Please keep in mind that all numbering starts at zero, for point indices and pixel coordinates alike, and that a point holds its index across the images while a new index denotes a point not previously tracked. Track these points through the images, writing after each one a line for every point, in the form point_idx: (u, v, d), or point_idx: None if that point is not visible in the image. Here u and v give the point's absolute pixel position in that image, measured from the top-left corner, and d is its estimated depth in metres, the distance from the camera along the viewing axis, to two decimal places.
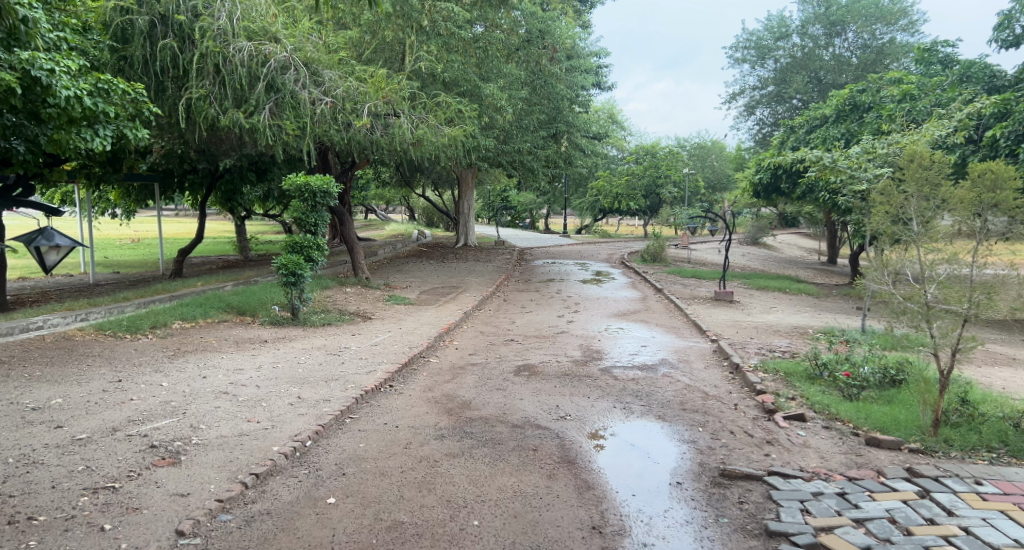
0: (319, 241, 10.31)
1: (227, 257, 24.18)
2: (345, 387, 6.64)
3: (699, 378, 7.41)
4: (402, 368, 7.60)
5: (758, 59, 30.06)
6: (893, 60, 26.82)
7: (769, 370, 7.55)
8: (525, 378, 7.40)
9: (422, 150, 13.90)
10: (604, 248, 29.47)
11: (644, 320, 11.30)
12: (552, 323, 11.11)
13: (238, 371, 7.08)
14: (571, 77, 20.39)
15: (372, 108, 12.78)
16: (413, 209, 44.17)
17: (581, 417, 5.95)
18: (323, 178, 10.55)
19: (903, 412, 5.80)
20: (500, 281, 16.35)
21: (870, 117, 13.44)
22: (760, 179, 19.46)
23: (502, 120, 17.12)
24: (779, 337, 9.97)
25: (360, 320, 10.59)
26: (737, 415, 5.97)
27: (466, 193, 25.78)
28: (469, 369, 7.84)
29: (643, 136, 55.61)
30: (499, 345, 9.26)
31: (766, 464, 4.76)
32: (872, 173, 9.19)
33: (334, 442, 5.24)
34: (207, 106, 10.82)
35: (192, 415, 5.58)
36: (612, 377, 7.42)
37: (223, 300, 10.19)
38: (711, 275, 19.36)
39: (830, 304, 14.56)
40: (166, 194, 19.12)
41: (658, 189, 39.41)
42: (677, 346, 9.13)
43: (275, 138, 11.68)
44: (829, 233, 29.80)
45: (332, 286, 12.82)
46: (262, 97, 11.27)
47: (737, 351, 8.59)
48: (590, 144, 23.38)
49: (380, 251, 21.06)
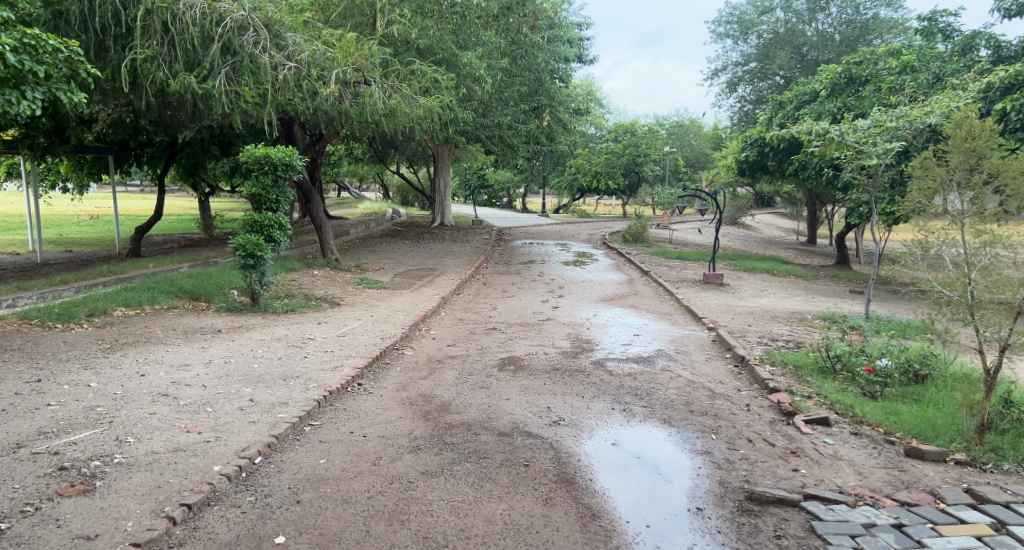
0: (281, 219, 9.38)
1: (190, 236, 22.93)
2: (306, 387, 5.80)
3: (702, 373, 6.71)
4: (372, 363, 6.79)
5: (741, 34, 29.28)
6: (877, 36, 26.31)
7: (777, 363, 6.88)
8: (511, 374, 6.64)
9: (395, 122, 12.93)
10: (585, 228, 28.82)
11: (634, 306, 10.60)
12: (536, 309, 10.36)
13: (183, 367, 6.19)
14: (552, 47, 19.44)
15: (341, 75, 11.79)
16: (388, 187, 42.97)
17: (577, 423, 5.22)
18: (285, 150, 9.59)
19: (937, 415, 5.16)
20: (478, 263, 15.53)
21: (868, 90, 12.80)
22: (746, 157, 18.81)
23: (480, 92, 16.17)
24: (779, 324, 9.36)
25: (328, 306, 9.70)
26: (751, 418, 5.29)
27: (442, 170, 24.75)
28: (449, 363, 7.07)
29: (620, 114, 54.84)
30: (480, 335, 8.49)
31: (800, 484, 4.06)
32: (883, 148, 8.54)
33: (290, 458, 4.43)
34: (155, 69, 9.75)
35: (120, 424, 4.71)
36: (606, 372, 6.74)
37: (174, 283, 9.24)
38: (695, 256, 18.78)
39: (821, 287, 14.10)
40: (121, 167, 17.89)
41: (638, 167, 38.75)
42: (673, 335, 8.47)
43: (233, 106, 10.64)
44: (810, 213, 29.46)
45: (298, 268, 11.90)
46: (217, 60, 10.23)
47: (739, 341, 7.92)
48: (572, 119, 22.51)
49: (353, 230, 20.09)
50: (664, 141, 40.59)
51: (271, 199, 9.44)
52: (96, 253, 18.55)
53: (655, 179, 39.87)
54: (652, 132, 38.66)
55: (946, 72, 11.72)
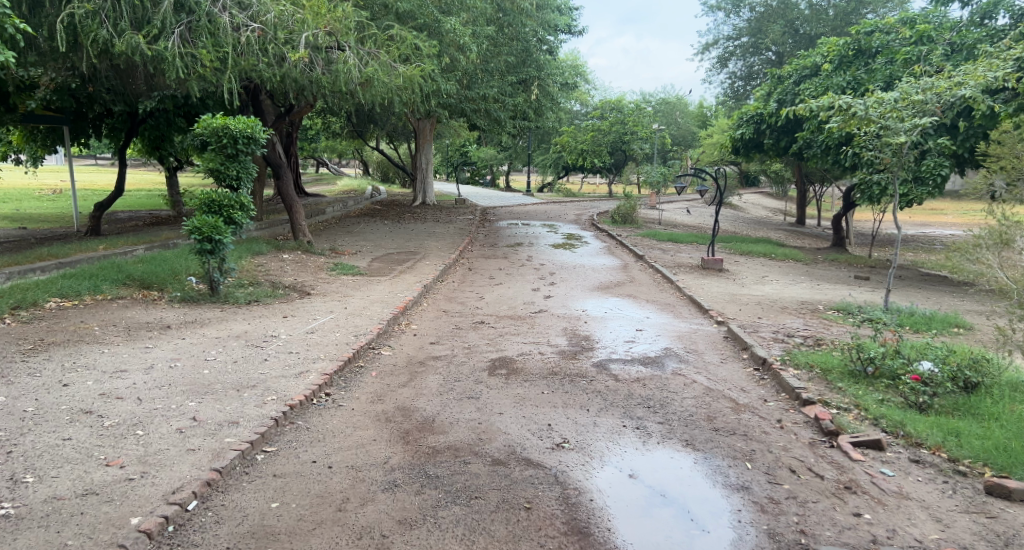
0: (243, 198, 8.40)
1: (158, 213, 21.68)
2: (261, 401, 4.90)
3: (720, 377, 5.92)
4: (343, 367, 5.91)
5: (733, 8, 28.31)
6: (872, 10, 25.26)
7: (801, 366, 6.11)
8: (502, 381, 5.82)
9: (372, 93, 11.92)
10: (571, 208, 27.93)
11: (632, 295, 9.81)
12: (527, 299, 9.53)
13: (117, 373, 5.23)
14: (540, 15, 18.33)
15: (312, 39, 10.74)
16: (368, 163, 41.70)
17: (585, 446, 4.41)
18: (246, 121, 8.53)
19: (1008, 433, 4.37)
20: (463, 246, 14.62)
21: (879, 63, 12.02)
22: (742, 134, 18.05)
23: (464, 61, 15.13)
24: (790, 316, 8.61)
25: (296, 296, 8.75)
26: (788, 438, 4.50)
27: (423, 146, 23.63)
28: (432, 366, 6.22)
29: (606, 91, 53.65)
30: (466, 330, 7.64)
31: (869, 537, 3.28)
32: (910, 123, 7.74)
33: (233, 502, 3.55)
34: (97, 26, 8.61)
35: (20, 455, 3.78)
36: (611, 377, 5.93)
37: (122, 270, 8.22)
38: (688, 238, 18.00)
39: (824, 273, 13.41)
40: (77, 138, 16.61)
41: (625, 145, 37.79)
42: (678, 330, 7.69)
43: (189, 71, 9.60)
44: (802, 193, 28.75)
45: (267, 252, 10.92)
46: (169, 18, 9.15)
47: (755, 338, 7.14)
48: (560, 93, 21.49)
49: (329, 209, 19.01)
50: (652, 118, 39.65)
51: (231, 175, 8.42)
52: (52, 231, 17.30)
53: (643, 157, 39.02)
54: (639, 109, 37.68)
55: (966, 43, 10.94)
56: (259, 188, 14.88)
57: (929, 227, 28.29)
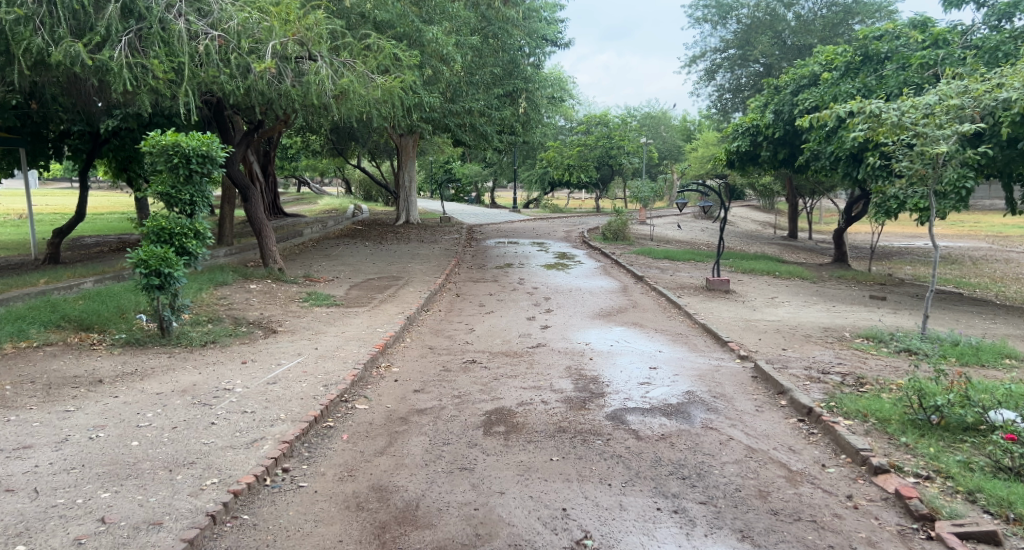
0: (197, 226, 7.38)
1: (125, 238, 20.49)
2: (197, 486, 3.86)
3: (761, 433, 4.94)
4: (307, 431, 4.88)
5: (720, 20, 27.66)
6: (859, 20, 25.06)
7: (853, 414, 5.16)
8: (501, 442, 4.84)
9: (348, 106, 10.96)
10: (559, 225, 27.07)
11: (638, 324, 8.87)
12: (522, 330, 8.55)
13: (18, 452, 4.17)
14: (525, 24, 17.46)
15: (279, 48, 9.78)
16: (350, 182, 40.74)
17: (613, 544, 3.45)
18: (200, 137, 7.46)
19: None
20: (449, 268, 13.63)
21: (891, 69, 11.30)
22: (737, 147, 17.33)
23: (448, 73, 14.27)
24: (817, 346, 7.72)
25: (261, 334, 7.72)
26: (869, 526, 3.58)
27: (407, 163, 22.65)
28: (416, 424, 5.22)
29: (590, 106, 53.16)
30: (455, 373, 6.63)
31: None
32: (950, 130, 6.94)
33: None
34: (30, 33, 7.58)
35: None
36: (631, 434, 4.97)
37: (59, 311, 7.15)
38: (685, 255, 17.15)
39: (835, 292, 12.56)
40: (35, 161, 15.48)
41: (612, 159, 37.09)
42: (697, 368, 6.77)
43: (139, 84, 8.60)
44: (794, 206, 28.11)
45: (232, 283, 9.86)
46: (115, 24, 8.17)
47: (788, 378, 6.18)
48: (546, 107, 20.69)
49: (306, 230, 17.96)
50: (639, 132, 39.06)
51: (183, 201, 7.38)
52: (9, 259, 16.08)
53: (630, 171, 38.42)
54: (625, 124, 36.97)
55: (986, 46, 10.22)
56: (230, 211, 13.85)
57: (920, 240, 27.87)
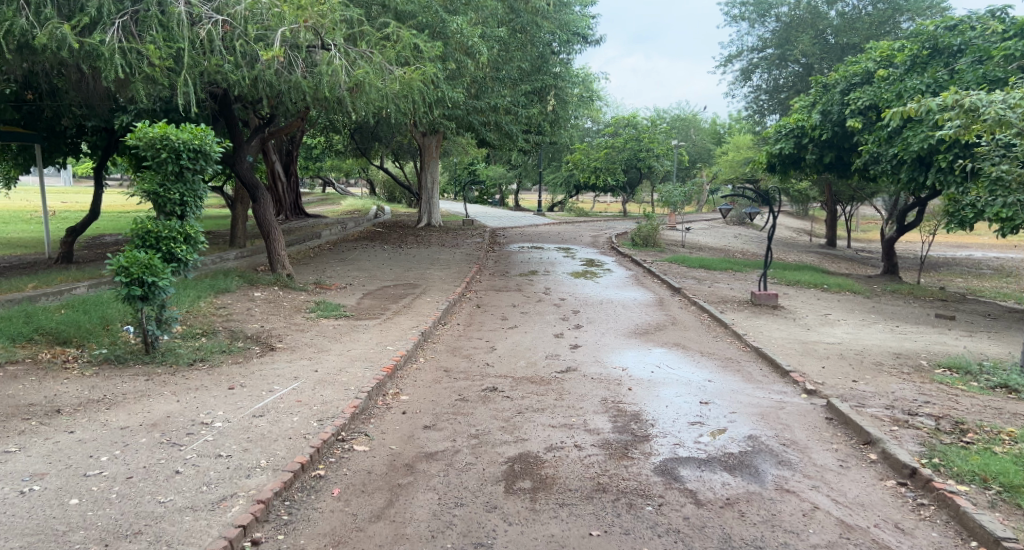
0: (187, 228, 6.57)
1: None
2: None
3: (853, 502, 3.95)
4: (290, 485, 3.98)
5: (758, 17, 26.38)
6: (909, 17, 23.59)
7: (968, 473, 4.12)
8: (529, 503, 3.92)
9: (363, 100, 10.10)
10: (586, 229, 25.98)
11: (680, 346, 7.87)
12: (549, 350, 7.59)
13: None
14: (556, 17, 16.49)
15: (290, 35, 8.96)
16: (373, 182, 40.08)
17: None
18: (192, 130, 6.66)
19: None
20: (470, 276, 12.73)
21: (966, 62, 10.16)
22: (780, 149, 16.13)
23: (473, 67, 13.37)
24: (894, 377, 6.63)
25: (257, 351, 6.89)
26: None
27: (429, 164, 21.85)
28: (424, 474, 4.31)
29: (618, 107, 51.85)
30: (472, 404, 5.69)
31: None
32: None
33: None
34: (12, 13, 6.89)
35: None
36: (690, 497, 4.00)
37: (33, 324, 6.39)
38: (723, 265, 16.02)
39: (895, 310, 11.35)
40: (51, 158, 14.94)
41: (640, 162, 35.85)
42: (757, 404, 5.75)
43: (134, 71, 7.85)
44: (834, 214, 26.64)
45: (234, 291, 9.05)
46: (107, 6, 7.44)
47: (872, 422, 5.14)
48: (575, 105, 19.67)
49: (324, 232, 17.22)
50: (668, 134, 37.83)
51: (173, 200, 6.59)
52: (22, 257, 15.58)
53: (659, 175, 37.17)
54: (655, 126, 35.76)
55: None
56: (242, 211, 13.09)
57: (969, 251, 26.16)
